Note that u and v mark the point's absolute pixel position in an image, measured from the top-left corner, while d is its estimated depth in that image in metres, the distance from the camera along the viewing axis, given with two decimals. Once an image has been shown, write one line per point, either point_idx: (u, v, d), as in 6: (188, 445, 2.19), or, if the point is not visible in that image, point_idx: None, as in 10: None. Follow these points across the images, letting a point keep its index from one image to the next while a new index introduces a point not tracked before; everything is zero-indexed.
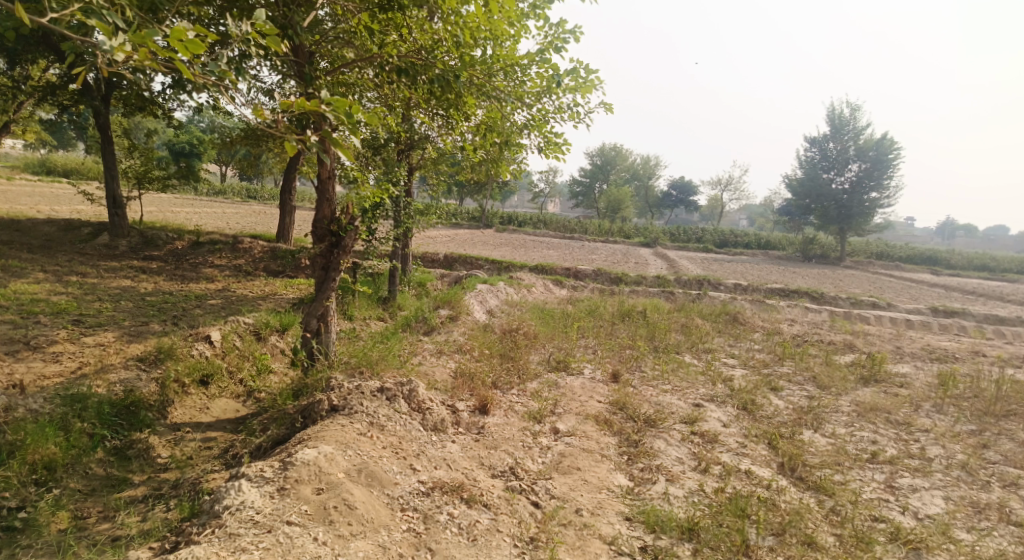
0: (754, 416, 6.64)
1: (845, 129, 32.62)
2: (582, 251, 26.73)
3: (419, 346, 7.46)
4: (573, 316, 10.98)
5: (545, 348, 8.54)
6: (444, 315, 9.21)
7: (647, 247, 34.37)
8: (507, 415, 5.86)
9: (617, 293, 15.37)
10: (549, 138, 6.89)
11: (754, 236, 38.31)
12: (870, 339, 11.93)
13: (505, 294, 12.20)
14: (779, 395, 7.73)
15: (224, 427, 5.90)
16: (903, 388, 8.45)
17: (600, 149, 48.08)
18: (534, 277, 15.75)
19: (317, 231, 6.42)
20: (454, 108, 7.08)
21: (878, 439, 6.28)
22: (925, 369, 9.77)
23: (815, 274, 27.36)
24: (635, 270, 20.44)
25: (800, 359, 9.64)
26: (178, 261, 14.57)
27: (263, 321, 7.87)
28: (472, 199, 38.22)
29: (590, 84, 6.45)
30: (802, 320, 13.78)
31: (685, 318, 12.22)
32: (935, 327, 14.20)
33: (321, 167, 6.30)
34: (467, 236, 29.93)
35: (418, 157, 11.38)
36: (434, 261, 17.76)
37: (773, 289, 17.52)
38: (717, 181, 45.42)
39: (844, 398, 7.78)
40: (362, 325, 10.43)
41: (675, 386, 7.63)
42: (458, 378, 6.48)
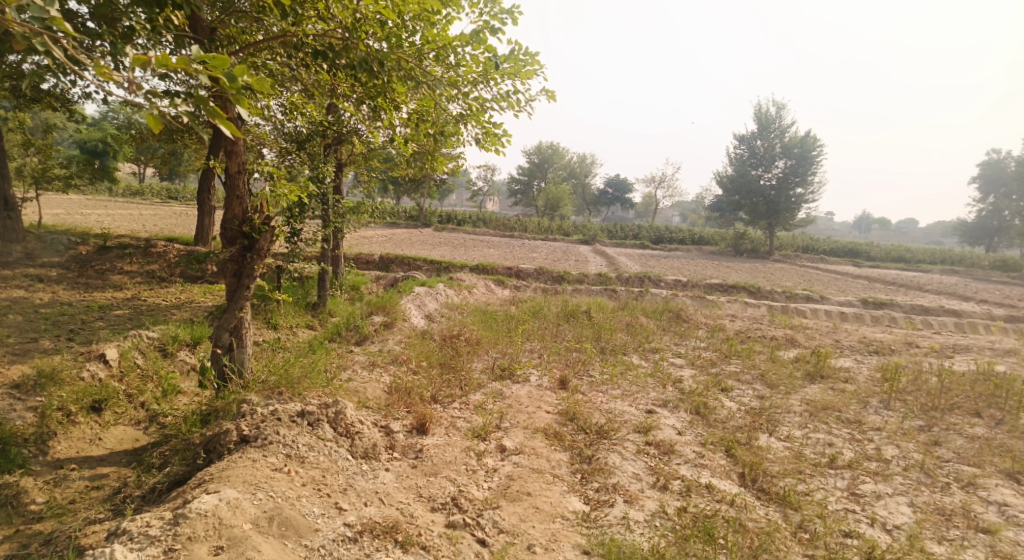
0: (709, 421, 6.37)
1: (772, 128, 33.82)
2: (523, 250, 26.39)
3: (350, 358, 6.78)
4: (517, 318, 10.52)
5: (489, 355, 8.01)
6: (378, 322, 8.53)
7: (587, 244, 34.46)
8: (448, 434, 5.29)
9: (561, 293, 15.06)
10: (488, 128, 6.34)
11: (689, 231, 39.20)
12: (809, 333, 12.08)
13: (445, 296, 11.59)
14: (730, 396, 7.53)
15: (119, 461, 5.01)
16: (848, 384, 8.50)
17: (538, 147, 48.01)
18: (475, 278, 15.20)
19: (226, 233, 5.63)
20: (381, 96, 6.41)
21: (833, 440, 6.17)
22: (865, 363, 9.92)
23: (748, 269, 28.11)
24: (577, 268, 20.27)
25: (746, 356, 9.56)
26: (82, 267, 13.12)
27: (170, 335, 6.97)
28: (410, 197, 37.16)
29: (530, 69, 5.95)
30: (743, 315, 13.89)
31: (630, 317, 11.99)
32: (868, 319, 14.64)
33: (231, 160, 5.54)
34: (405, 235, 29.02)
35: (347, 152, 10.65)
36: (369, 262, 16.90)
37: (712, 284, 17.68)
38: (653, 179, 46.28)
39: (793, 396, 7.69)
40: (288, 334, 9.61)
41: (626, 391, 7.28)
42: (393, 394, 5.85)
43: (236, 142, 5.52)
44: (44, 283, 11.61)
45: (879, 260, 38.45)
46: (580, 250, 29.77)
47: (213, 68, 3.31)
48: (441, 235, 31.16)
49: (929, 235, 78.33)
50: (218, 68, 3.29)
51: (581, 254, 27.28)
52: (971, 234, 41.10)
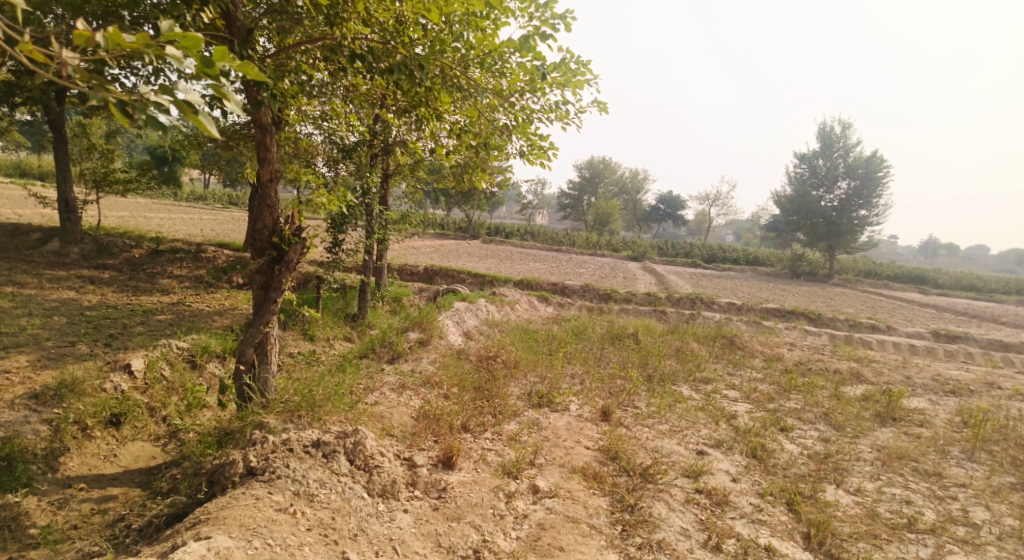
0: (766, 467, 5.73)
1: (835, 146, 32.22)
2: (570, 265, 25.88)
3: (380, 378, 6.46)
4: (559, 338, 10.03)
5: (526, 379, 7.56)
6: (413, 339, 8.19)
7: (636, 261, 33.61)
8: (477, 470, 4.87)
9: (606, 312, 14.48)
10: (534, 141, 5.95)
11: (742, 251, 37.75)
12: (877, 367, 11.08)
13: (485, 312, 11.21)
14: (791, 437, 6.81)
15: (132, 481, 4.86)
16: (925, 428, 7.61)
17: (589, 161, 47.59)
18: (518, 293, 14.80)
19: (255, 244, 5.43)
20: (423, 106, 6.13)
21: (914, 497, 5.40)
22: (943, 404, 8.93)
23: (805, 293, 26.69)
24: (624, 285, 19.62)
25: (808, 391, 8.75)
26: (134, 270, 13.42)
27: (201, 346, 6.85)
28: (459, 208, 37.23)
29: (580, 78, 5.53)
30: (802, 344, 12.97)
31: (680, 341, 11.31)
32: (942, 353, 13.42)
33: (264, 168, 5.33)
34: (452, 247, 28.95)
35: (392, 163, 10.55)
36: (412, 274, 16.74)
37: (768, 308, 16.70)
38: (706, 196, 45.05)
39: (862, 440, 6.90)
40: (324, 346, 9.44)
41: (674, 427, 6.69)
42: (421, 421, 5.48)
43: (270, 149, 5.34)
44: (97, 285, 11.89)
45: (950, 287, 35.91)
46: (627, 267, 29.08)
47: (186, 51, 2.92)
48: (488, 247, 30.96)
49: (1005, 262, 73.34)
50: (191, 50, 2.88)
51: (629, 271, 26.56)
52: None
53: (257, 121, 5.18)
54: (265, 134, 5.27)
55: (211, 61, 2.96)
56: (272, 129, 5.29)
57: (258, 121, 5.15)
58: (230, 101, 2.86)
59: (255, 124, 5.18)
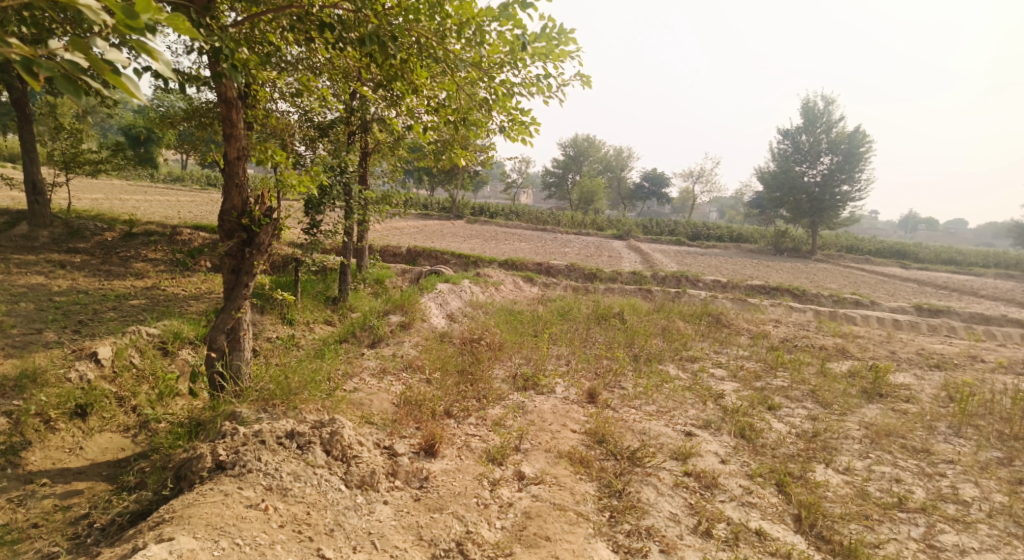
0: (755, 448, 5.65)
1: (819, 122, 32.14)
2: (555, 244, 25.71)
3: (360, 364, 6.25)
4: (544, 319, 9.88)
5: (511, 362, 7.40)
6: (394, 322, 7.97)
7: (621, 239, 33.52)
8: (460, 457, 4.71)
9: (592, 292, 14.36)
10: (516, 116, 5.71)
11: (726, 228, 37.81)
12: (862, 343, 11.10)
13: (469, 293, 11.00)
14: (779, 416, 6.74)
15: (98, 474, 4.63)
16: (910, 404, 7.60)
17: (573, 139, 47.19)
18: (502, 274, 14.59)
19: (224, 225, 5.13)
20: (399, 80, 5.84)
21: (902, 475, 5.36)
22: (927, 379, 8.94)
23: (789, 269, 26.81)
24: (610, 264, 19.50)
25: (794, 368, 8.71)
26: (106, 254, 12.99)
27: (173, 332, 6.57)
28: (442, 188, 36.77)
29: (563, 50, 5.28)
30: (787, 321, 12.96)
31: (666, 320, 11.22)
32: (924, 328, 13.50)
33: (230, 145, 5.01)
34: (436, 227, 28.59)
35: (370, 141, 10.23)
36: (395, 255, 16.45)
37: (753, 285, 16.70)
38: (690, 173, 45.00)
39: (850, 417, 6.85)
40: (304, 330, 9.20)
41: (662, 408, 6.59)
42: (402, 407, 5.29)
43: (236, 125, 4.99)
44: (67, 269, 11.45)
45: (929, 262, 36.35)
46: (612, 245, 28.98)
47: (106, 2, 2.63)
48: (473, 227, 30.61)
49: (982, 236, 74.50)
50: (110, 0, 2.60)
51: (615, 249, 26.46)
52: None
53: (222, 95, 4.85)
54: (231, 110, 4.94)
55: (134, 11, 2.67)
56: (237, 104, 4.96)
57: (223, 95, 4.83)
58: (156, 60, 2.61)
59: (219, 98, 4.86)
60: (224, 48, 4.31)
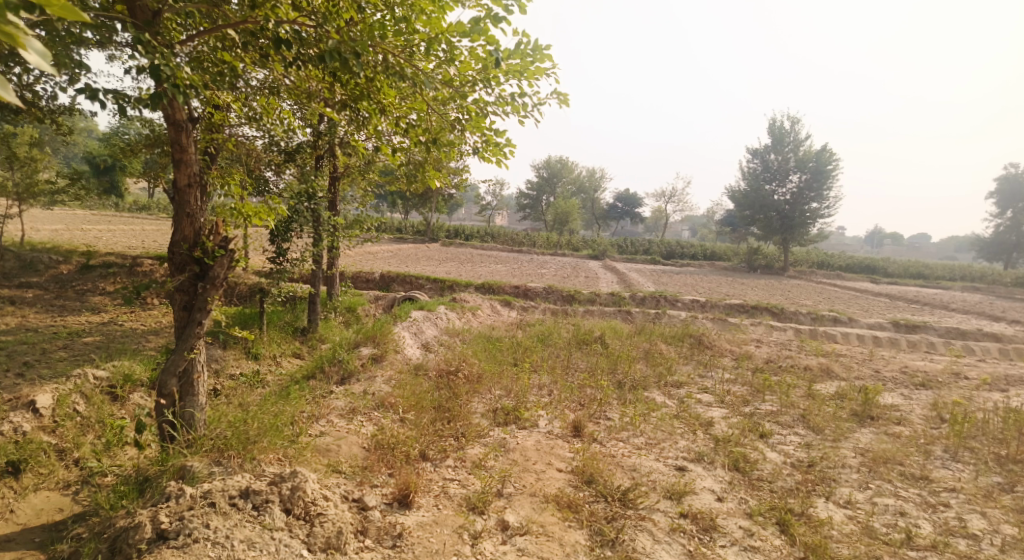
0: (750, 482, 5.36)
1: (786, 142, 32.82)
2: (532, 266, 25.49)
3: (327, 404, 5.80)
4: (524, 345, 9.53)
5: (491, 394, 7.02)
6: (366, 355, 7.54)
7: (597, 260, 33.47)
8: (438, 507, 4.31)
9: (571, 315, 14.08)
10: (490, 136, 5.43)
11: (700, 247, 38.10)
12: (845, 362, 10.96)
13: (445, 321, 10.60)
14: (771, 444, 6.47)
15: (30, 542, 4.09)
16: (902, 426, 7.40)
17: (546, 161, 47.45)
18: (479, 298, 14.23)
19: (174, 258, 4.73)
20: (366, 99, 5.55)
21: (905, 507, 5.13)
22: (915, 398, 8.79)
23: (764, 286, 26.98)
24: (587, 286, 19.28)
25: (782, 391, 8.48)
26: (61, 288, 12.30)
27: (123, 374, 6.04)
28: (417, 211, 36.44)
29: (538, 67, 5.04)
30: (769, 340, 12.82)
31: (648, 343, 10.95)
32: (904, 344, 13.47)
33: (180, 171, 4.63)
34: (410, 251, 28.16)
35: (340, 165, 9.91)
36: (368, 281, 15.97)
37: (731, 304, 16.61)
38: (663, 193, 45.44)
39: (844, 443, 6.61)
40: (270, 365, 8.70)
41: (651, 440, 6.26)
42: (374, 452, 4.87)
43: (187, 150, 4.61)
44: (16, 305, 10.74)
45: (898, 276, 37.05)
46: (589, 266, 28.88)
47: None
48: (449, 250, 30.25)
49: (945, 249, 76.63)
50: None
51: (592, 270, 26.35)
52: (989, 249, 39.63)
53: (170, 117, 4.48)
54: (181, 133, 4.58)
55: None
56: (188, 127, 4.59)
57: (170, 118, 4.46)
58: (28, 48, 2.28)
59: (167, 121, 4.49)
60: (166, 67, 3.99)
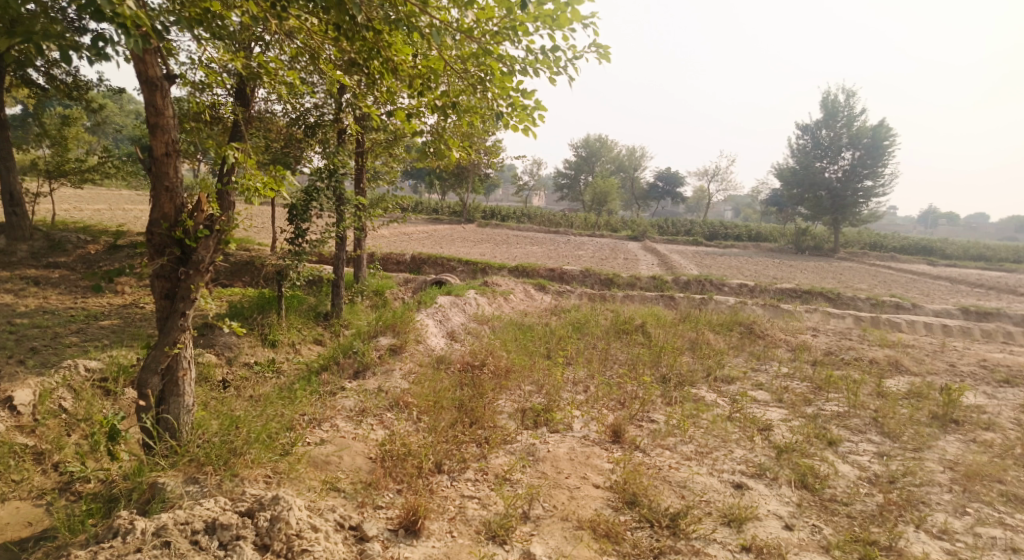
0: (821, 503, 4.53)
1: (840, 115, 30.75)
2: (568, 247, 24.66)
3: (334, 407, 5.25)
4: (557, 333, 8.77)
5: (519, 391, 6.34)
6: (384, 345, 6.93)
7: (635, 241, 32.34)
8: (451, 538, 3.78)
9: (609, 300, 13.26)
10: (517, 99, 4.71)
11: (744, 227, 36.55)
12: (916, 354, 9.80)
13: (474, 306, 9.90)
14: (843, 454, 5.57)
15: None
16: (995, 432, 6.35)
17: (585, 140, 46.17)
18: (511, 281, 13.51)
19: (153, 239, 4.28)
20: (375, 58, 4.96)
21: (1016, 542, 4.24)
22: (1005, 397, 7.64)
23: (812, 269, 25.51)
24: (626, 268, 18.36)
25: (848, 388, 7.49)
26: (90, 269, 12.10)
27: (118, 367, 5.58)
28: (452, 191, 35.90)
29: (574, 15, 4.27)
30: (827, 329, 11.74)
31: (694, 332, 10.05)
32: (978, 334, 12.11)
33: (156, 138, 4.16)
34: (446, 231, 27.69)
35: (366, 140, 9.30)
36: (399, 263, 15.43)
37: (783, 288, 15.44)
38: (705, 171, 43.76)
39: (929, 452, 5.64)
40: (288, 354, 8.22)
41: (702, 448, 5.47)
42: (383, 465, 4.36)
43: (163, 112, 4.16)
44: (41, 286, 10.54)
45: (958, 258, 34.65)
46: (628, 247, 27.78)
47: None
48: (484, 231, 29.56)
49: (1009, 229, 72.01)
50: None
51: (631, 252, 25.33)
52: None
53: (142, 74, 4.06)
54: (155, 93, 4.14)
55: None
56: (163, 85, 4.16)
57: (143, 74, 4.03)
58: None
59: (139, 78, 4.06)
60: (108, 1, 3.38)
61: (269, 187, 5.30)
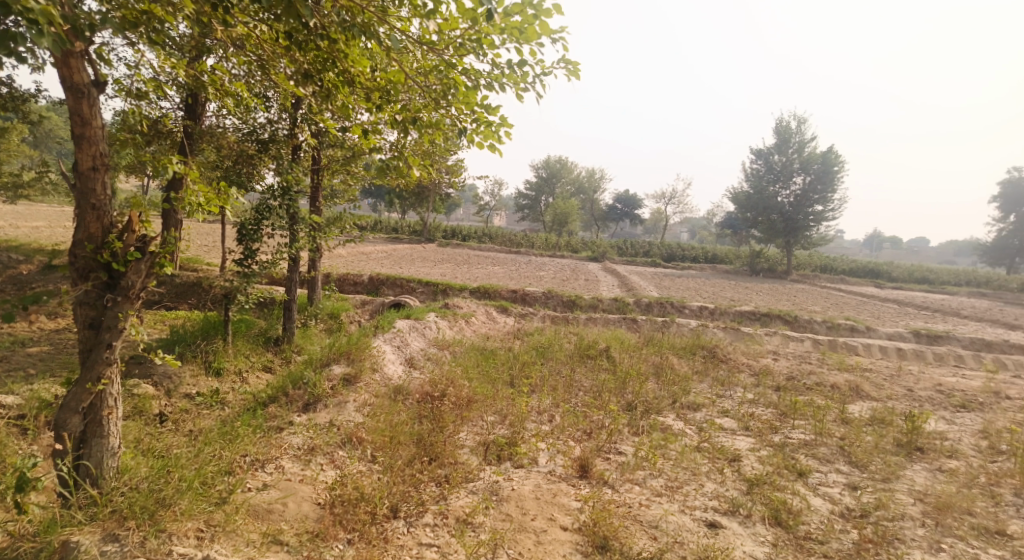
0: (797, 543, 4.42)
1: (791, 141, 31.84)
2: (530, 268, 24.50)
3: (281, 446, 4.85)
4: (520, 359, 8.50)
5: (482, 423, 6.03)
6: (337, 375, 6.51)
7: (595, 262, 32.52)
8: None
9: (572, 322, 13.10)
10: (482, 114, 4.53)
11: (701, 249, 37.25)
12: (874, 377, 9.92)
13: (434, 330, 9.53)
14: (813, 486, 5.46)
15: None
16: (957, 459, 6.37)
17: (546, 161, 46.51)
18: (473, 303, 13.19)
19: (76, 263, 3.85)
20: (331, 69, 4.70)
21: None
22: (963, 422, 7.73)
23: (767, 291, 26.08)
24: (588, 290, 18.30)
25: (812, 415, 7.45)
26: (19, 291, 11.23)
27: (37, 404, 5.03)
28: (412, 211, 35.47)
29: (541, 29, 4.12)
30: (786, 352, 11.83)
31: (658, 356, 9.93)
32: (930, 357, 12.41)
33: (83, 150, 3.77)
34: (405, 251, 27.20)
35: (322, 157, 8.91)
36: (357, 284, 14.92)
37: (742, 310, 15.59)
38: (663, 194, 44.61)
39: (897, 483, 5.59)
40: (235, 383, 7.69)
41: (672, 482, 5.26)
42: (334, 510, 4.12)
43: (91, 122, 3.78)
44: None
45: (902, 281, 36.10)
46: (589, 268, 27.86)
47: None
48: (445, 251, 29.20)
49: (946, 252, 75.82)
50: None
51: (592, 273, 25.35)
52: (993, 253, 38.42)
53: (67, 80, 3.68)
54: (82, 101, 3.75)
55: None
56: (91, 93, 3.78)
57: (66, 80, 3.65)
58: None
59: (64, 84, 3.68)
60: None
61: (212, 204, 5.10)
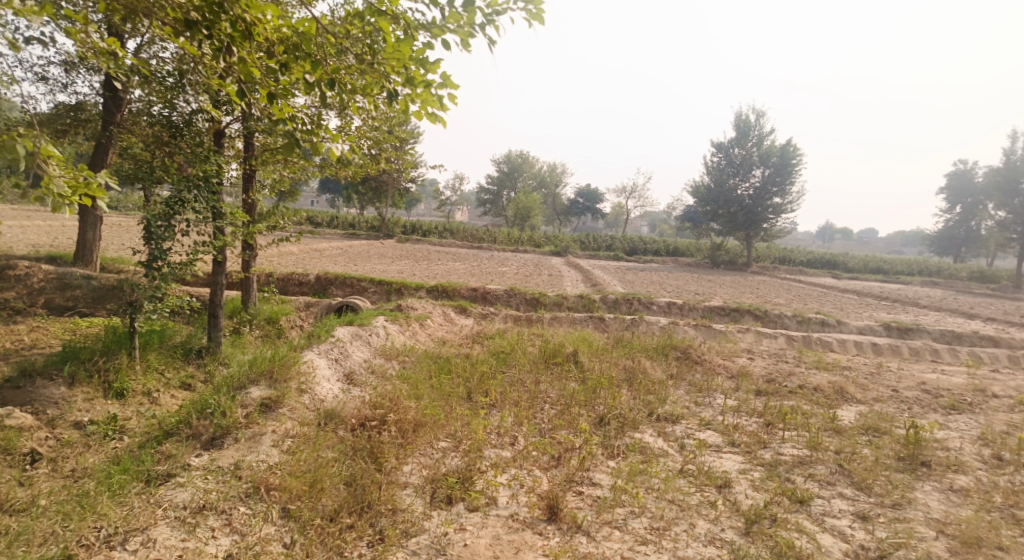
0: None
1: (750, 134, 31.71)
2: (492, 264, 23.53)
3: (160, 506, 4.06)
4: (477, 367, 7.51)
5: (430, 453, 5.07)
6: (255, 398, 5.42)
7: (558, 256, 31.88)
8: None
9: (535, 323, 12.22)
10: (418, 72, 4.07)
11: (663, 242, 36.90)
12: (855, 378, 9.31)
13: (382, 336, 8.46)
14: (818, 517, 4.70)
15: None
16: (966, 472, 5.68)
17: (507, 155, 45.60)
18: (428, 303, 12.14)
19: None
20: (221, 18, 4.02)
21: None
22: (961, 427, 7.09)
23: (731, 283, 25.81)
24: (551, 287, 17.43)
25: (802, 426, 6.69)
26: None
27: None
28: (370, 206, 34.08)
29: None
30: (762, 351, 11.20)
31: (629, 360, 9.08)
32: (905, 352, 11.95)
33: None
34: (362, 247, 25.90)
35: (252, 141, 7.83)
36: (302, 284, 13.67)
37: (711, 306, 14.97)
38: (623, 188, 44.27)
39: (910, 510, 4.88)
40: (143, 406, 6.50)
41: (656, 523, 4.43)
42: None
43: None
44: None
45: (858, 271, 36.57)
46: (553, 263, 27.09)
47: None
48: (404, 247, 27.93)
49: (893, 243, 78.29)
50: None
51: (556, 268, 24.52)
52: (941, 243, 39.33)
53: None
54: None
55: None
56: None
57: None
58: None
59: None
60: None
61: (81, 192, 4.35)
